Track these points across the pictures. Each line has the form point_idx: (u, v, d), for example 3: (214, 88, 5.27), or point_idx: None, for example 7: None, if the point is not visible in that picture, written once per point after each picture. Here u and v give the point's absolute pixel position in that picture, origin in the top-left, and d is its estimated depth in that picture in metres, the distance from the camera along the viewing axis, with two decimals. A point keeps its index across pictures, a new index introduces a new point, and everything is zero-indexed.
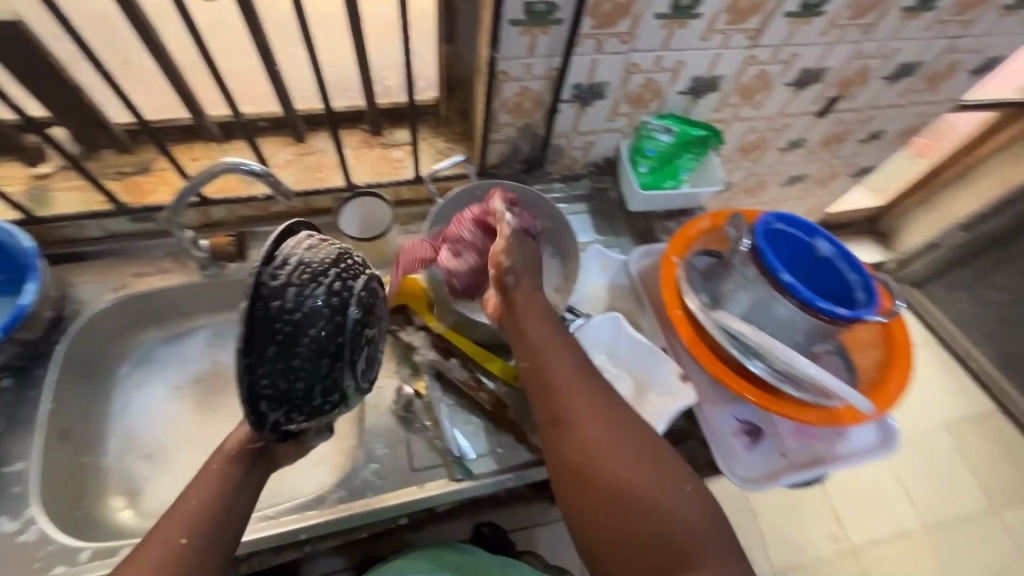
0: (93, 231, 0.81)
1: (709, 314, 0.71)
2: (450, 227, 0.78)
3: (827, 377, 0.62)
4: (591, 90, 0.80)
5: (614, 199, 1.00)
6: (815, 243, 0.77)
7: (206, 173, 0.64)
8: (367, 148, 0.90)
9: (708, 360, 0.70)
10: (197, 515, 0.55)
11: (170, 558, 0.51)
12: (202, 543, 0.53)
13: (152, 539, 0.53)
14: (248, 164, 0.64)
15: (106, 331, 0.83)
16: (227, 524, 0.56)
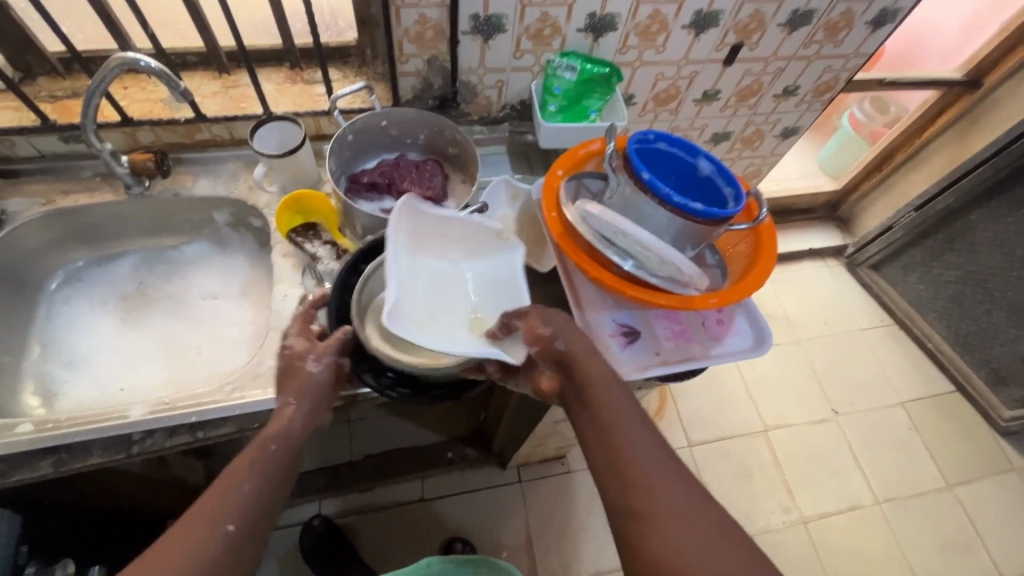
0: (25, 150, 0.87)
1: (578, 212, 0.74)
2: (403, 177, 0.91)
3: (668, 256, 0.66)
4: (488, 23, 0.86)
5: (531, 141, 1.06)
6: (697, 162, 0.79)
7: (111, 69, 0.71)
8: (290, 84, 0.96)
9: (576, 256, 0.73)
10: (244, 504, 0.54)
11: (226, 542, 0.51)
12: (253, 534, 0.54)
13: (204, 521, 0.51)
14: (145, 60, 0.69)
15: (34, 244, 0.89)
16: (265, 518, 0.56)
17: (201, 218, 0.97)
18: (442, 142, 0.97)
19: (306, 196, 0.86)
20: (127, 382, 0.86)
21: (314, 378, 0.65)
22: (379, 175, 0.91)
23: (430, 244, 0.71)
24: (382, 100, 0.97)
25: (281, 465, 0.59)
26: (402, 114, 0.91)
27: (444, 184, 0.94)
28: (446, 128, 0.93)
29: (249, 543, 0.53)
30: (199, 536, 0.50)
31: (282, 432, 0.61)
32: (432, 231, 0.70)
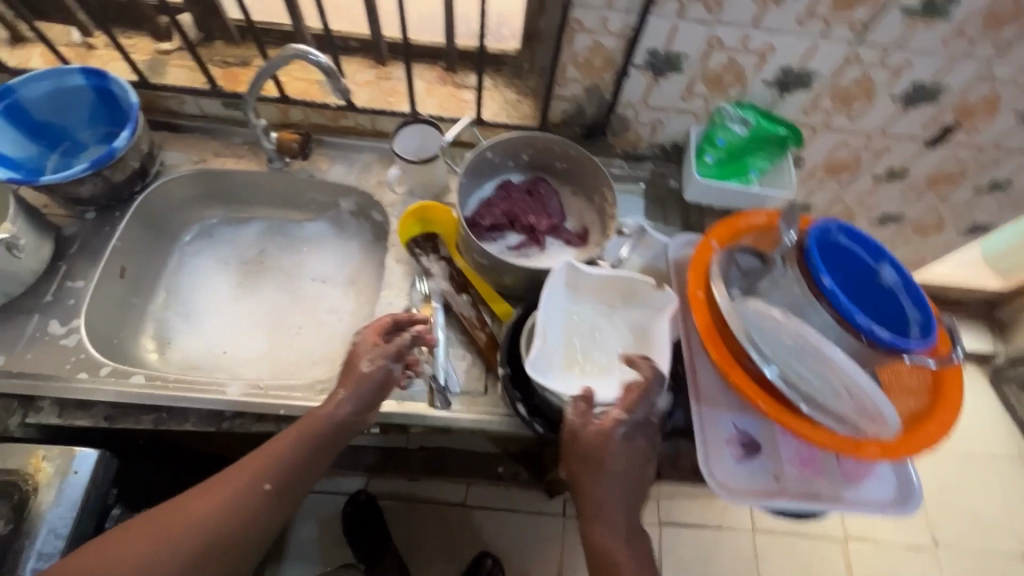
0: (190, 108, 0.91)
1: (732, 304, 0.64)
2: (520, 210, 0.87)
3: (854, 379, 0.54)
4: (666, 60, 0.77)
5: (673, 188, 0.95)
6: (880, 268, 0.66)
7: (282, 57, 0.71)
8: (440, 85, 0.93)
9: (716, 351, 0.63)
10: (283, 468, 0.65)
11: (256, 500, 0.62)
12: (279, 500, 0.64)
13: (247, 478, 0.63)
14: (316, 55, 0.69)
15: (181, 197, 0.94)
16: (301, 481, 0.66)
17: (327, 201, 0.98)
18: (546, 159, 0.90)
19: (432, 208, 0.83)
20: (231, 346, 0.90)
21: (364, 376, 0.69)
22: (497, 215, 0.86)
23: (587, 295, 0.72)
24: (528, 117, 0.92)
25: (319, 445, 0.67)
26: (506, 141, 0.85)
27: (561, 203, 0.90)
28: (552, 145, 0.87)
29: (274, 506, 0.64)
30: (240, 489, 0.62)
31: (325, 418, 0.68)
32: (587, 287, 0.71)
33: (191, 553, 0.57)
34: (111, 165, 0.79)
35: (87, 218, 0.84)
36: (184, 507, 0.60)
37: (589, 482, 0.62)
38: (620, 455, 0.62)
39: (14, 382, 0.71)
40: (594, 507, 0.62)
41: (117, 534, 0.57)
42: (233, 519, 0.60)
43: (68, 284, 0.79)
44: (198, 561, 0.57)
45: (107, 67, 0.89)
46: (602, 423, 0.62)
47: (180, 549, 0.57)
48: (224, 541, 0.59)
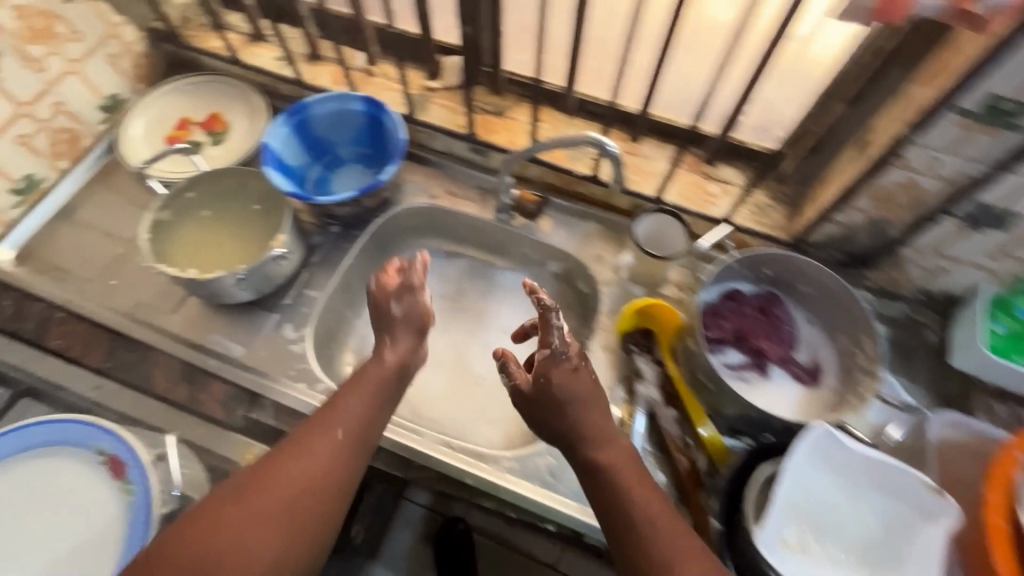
0: (439, 145, 0.96)
1: None
2: (749, 329, 0.79)
3: None
4: (994, 218, 0.64)
5: (930, 343, 0.81)
6: None
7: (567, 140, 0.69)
8: (687, 171, 0.87)
9: None
10: (356, 415, 0.61)
11: (331, 449, 0.57)
12: (355, 446, 0.59)
13: (317, 430, 0.58)
14: (612, 147, 0.67)
15: (407, 225, 0.98)
16: (374, 429, 0.62)
17: (535, 258, 0.96)
18: (791, 277, 0.80)
19: (655, 304, 0.77)
20: (416, 380, 0.92)
21: (399, 317, 0.69)
22: (724, 328, 0.78)
23: (837, 469, 0.61)
24: (777, 226, 0.83)
25: (379, 391, 0.64)
26: (755, 254, 0.78)
27: (792, 331, 0.80)
28: (807, 269, 0.77)
29: (353, 454, 0.59)
30: (314, 443, 0.57)
31: (377, 362, 0.66)
32: (840, 462, 0.61)
33: (279, 513, 0.52)
34: (372, 192, 0.84)
35: (330, 231, 0.90)
36: (259, 475, 0.55)
37: (561, 419, 0.61)
38: (573, 378, 0.62)
39: (248, 374, 0.77)
40: (613, 478, 0.57)
41: (190, 522, 0.51)
42: (313, 477, 0.55)
43: (306, 291, 0.85)
44: (290, 524, 0.53)
45: (381, 95, 0.95)
46: (571, 358, 0.63)
47: (269, 515, 0.52)
48: (313, 499, 0.54)
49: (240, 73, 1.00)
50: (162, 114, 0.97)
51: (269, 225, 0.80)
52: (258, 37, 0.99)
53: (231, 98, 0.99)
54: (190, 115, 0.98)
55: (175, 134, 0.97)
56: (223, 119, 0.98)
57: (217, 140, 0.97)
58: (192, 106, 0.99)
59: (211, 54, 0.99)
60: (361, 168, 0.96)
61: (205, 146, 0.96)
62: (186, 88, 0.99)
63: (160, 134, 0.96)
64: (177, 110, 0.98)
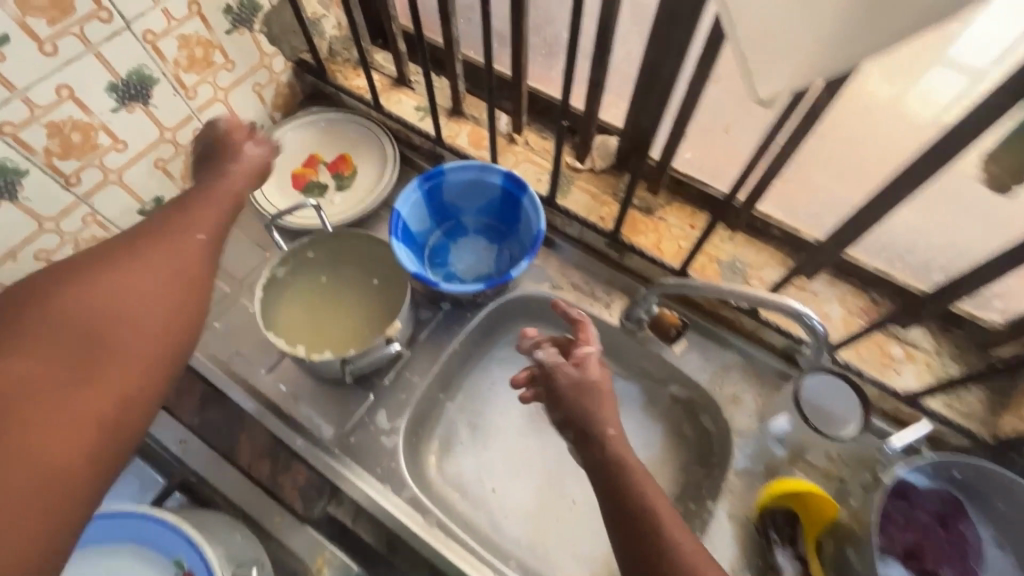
0: (573, 231, 0.86)
1: None
2: (925, 544, 0.64)
3: None
4: None
5: None
6: None
7: (761, 298, 0.56)
8: (866, 323, 0.73)
9: None
10: (215, 216, 0.53)
11: (192, 249, 0.49)
12: (212, 248, 0.51)
13: (177, 232, 0.49)
14: (816, 321, 0.54)
15: (519, 309, 0.89)
16: (223, 236, 0.52)
17: (656, 375, 0.85)
18: (993, 492, 0.64)
19: (810, 488, 0.65)
20: (500, 486, 0.82)
21: (249, 156, 0.61)
22: (895, 542, 0.64)
23: None
24: (972, 415, 0.69)
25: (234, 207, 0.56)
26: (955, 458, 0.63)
27: (977, 554, 0.65)
28: (1018, 492, 0.61)
29: (205, 254, 0.50)
30: (171, 245, 0.48)
31: (229, 181, 0.58)
32: None
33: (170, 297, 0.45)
34: (497, 285, 0.76)
35: (441, 307, 0.83)
36: (131, 250, 0.46)
37: (572, 404, 0.60)
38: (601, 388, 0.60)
39: (333, 461, 0.71)
40: (621, 463, 0.54)
41: (60, 293, 0.41)
42: (191, 280, 0.48)
43: (406, 374, 0.78)
44: (173, 285, 0.46)
45: (520, 166, 0.87)
46: (579, 354, 0.63)
47: (173, 302, 0.45)
48: (189, 304, 0.46)
49: (377, 117, 0.95)
50: (292, 148, 0.94)
51: (385, 305, 0.73)
52: (402, 82, 0.94)
53: (362, 144, 0.94)
54: (319, 154, 0.94)
55: (302, 172, 0.93)
56: (351, 165, 0.94)
57: (341, 187, 0.93)
58: (323, 144, 0.95)
59: (352, 92, 0.95)
60: (481, 241, 0.88)
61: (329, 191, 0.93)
62: (322, 125, 0.95)
63: (287, 169, 0.93)
64: (308, 146, 0.95)
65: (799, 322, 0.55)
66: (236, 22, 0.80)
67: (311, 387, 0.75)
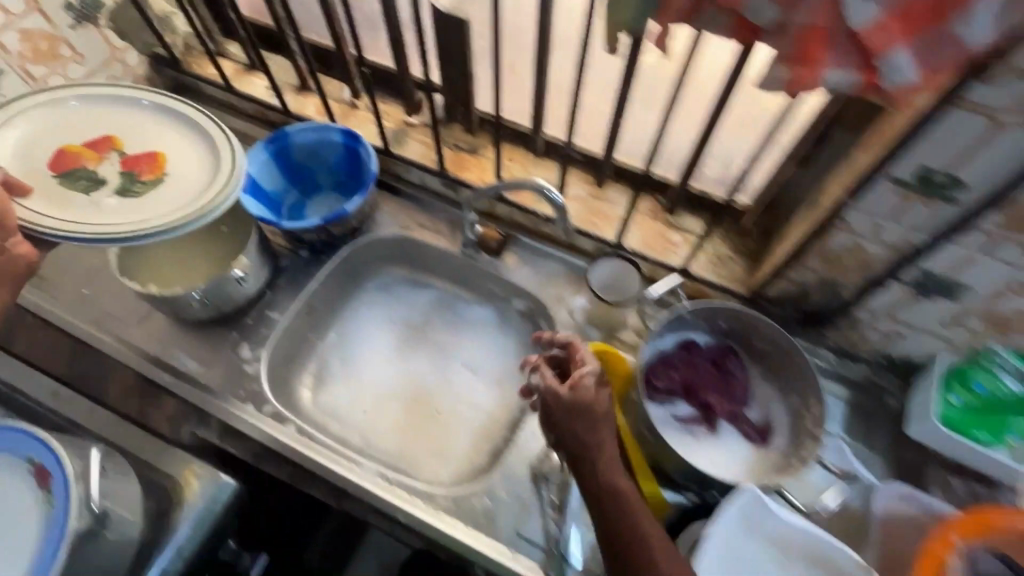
0: (414, 178, 0.98)
1: None
2: (701, 381, 0.78)
3: None
4: (940, 286, 0.64)
5: (889, 408, 0.80)
6: None
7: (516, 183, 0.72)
8: (652, 219, 0.88)
9: None
10: None
11: None
12: None
13: None
14: (551, 192, 0.71)
15: (376, 253, 0.99)
16: None
17: (501, 294, 0.97)
18: (749, 333, 0.79)
19: (605, 350, 0.78)
20: (370, 408, 0.92)
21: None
22: (675, 380, 0.77)
23: (767, 537, 0.61)
24: (735, 278, 0.84)
25: None
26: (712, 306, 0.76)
27: (748, 383, 0.79)
28: (761, 326, 0.76)
29: None
30: None
31: None
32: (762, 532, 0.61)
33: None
34: (337, 222, 0.86)
35: (299, 254, 0.92)
36: None
37: (578, 443, 0.61)
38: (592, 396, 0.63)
39: (196, 391, 0.78)
40: (613, 493, 0.59)
41: None
42: None
43: (268, 313, 0.87)
44: None
45: (361, 128, 0.99)
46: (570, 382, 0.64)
47: None
48: None
49: (232, 100, 1.05)
50: (90, 121, 0.74)
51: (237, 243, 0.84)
52: (252, 66, 1.04)
53: (189, 149, 0.75)
54: (121, 138, 0.74)
55: (74, 150, 0.72)
56: (159, 167, 0.73)
57: (124, 190, 0.71)
58: (138, 130, 0.75)
59: (204, 79, 1.04)
60: (334, 195, 0.98)
61: (101, 186, 0.70)
62: (149, 109, 0.76)
63: (59, 139, 0.72)
64: (110, 124, 0.74)
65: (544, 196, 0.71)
66: (80, 18, 0.89)
67: (176, 332, 0.83)
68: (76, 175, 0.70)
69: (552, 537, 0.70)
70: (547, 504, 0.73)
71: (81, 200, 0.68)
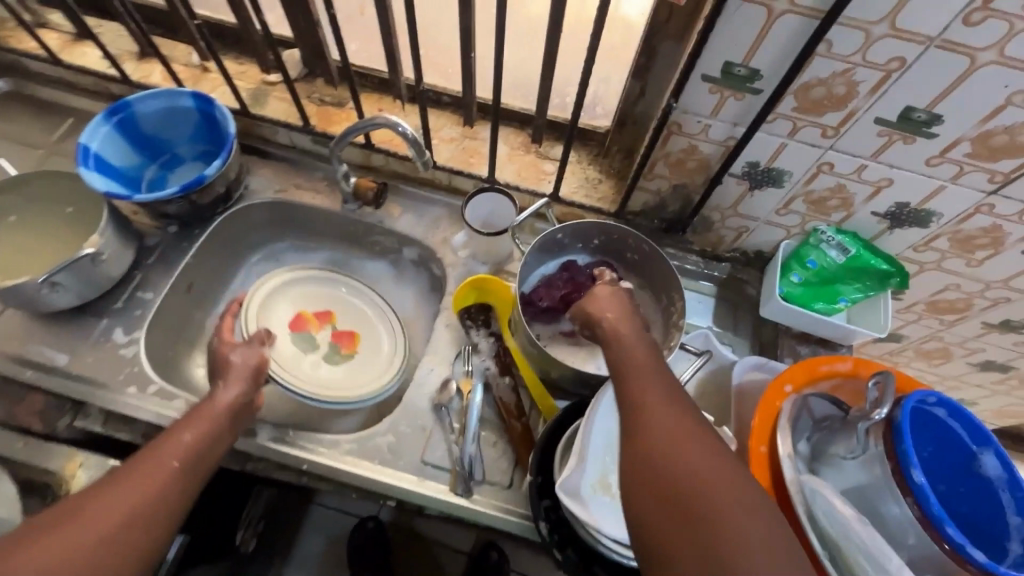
0: (283, 138, 0.95)
1: (797, 471, 0.55)
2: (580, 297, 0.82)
3: None
4: (766, 175, 0.72)
5: (749, 296, 0.89)
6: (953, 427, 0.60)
7: (370, 122, 0.72)
8: (523, 151, 0.91)
9: None
10: (189, 445, 0.58)
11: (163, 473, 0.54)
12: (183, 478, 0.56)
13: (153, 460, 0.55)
14: (404, 126, 0.71)
15: (255, 221, 0.96)
16: (203, 465, 0.58)
17: (391, 246, 0.97)
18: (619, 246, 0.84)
19: (490, 280, 0.81)
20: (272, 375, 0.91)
21: (237, 365, 0.69)
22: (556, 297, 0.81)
23: None
24: (605, 199, 0.89)
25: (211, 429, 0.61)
26: (580, 224, 0.80)
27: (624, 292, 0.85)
28: (627, 237, 0.81)
29: (180, 484, 0.55)
30: (136, 490, 0.52)
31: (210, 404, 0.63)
32: None
33: (146, 517, 0.51)
34: (198, 189, 0.82)
35: (168, 231, 0.88)
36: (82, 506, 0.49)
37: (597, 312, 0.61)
38: (614, 300, 0.63)
39: (69, 383, 0.74)
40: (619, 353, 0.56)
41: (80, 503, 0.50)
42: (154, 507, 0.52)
43: (139, 293, 0.82)
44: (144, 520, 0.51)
45: (216, 91, 0.94)
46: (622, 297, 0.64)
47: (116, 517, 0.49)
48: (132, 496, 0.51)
49: (65, 75, 0.95)
50: (311, 292, 0.92)
51: (88, 229, 0.78)
52: (82, 36, 0.95)
53: (379, 338, 0.91)
54: (337, 316, 0.92)
55: (307, 317, 0.90)
56: (354, 345, 0.90)
57: (327, 357, 0.88)
58: (348, 311, 0.92)
59: (26, 54, 0.94)
60: (198, 165, 0.94)
61: (311, 351, 0.87)
62: (347, 292, 0.93)
63: (297, 304, 0.90)
64: (334, 302, 0.92)
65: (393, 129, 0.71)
66: None
67: (36, 327, 0.77)
68: (305, 337, 0.88)
69: (456, 459, 0.74)
70: (449, 431, 0.76)
71: (303, 363, 0.86)
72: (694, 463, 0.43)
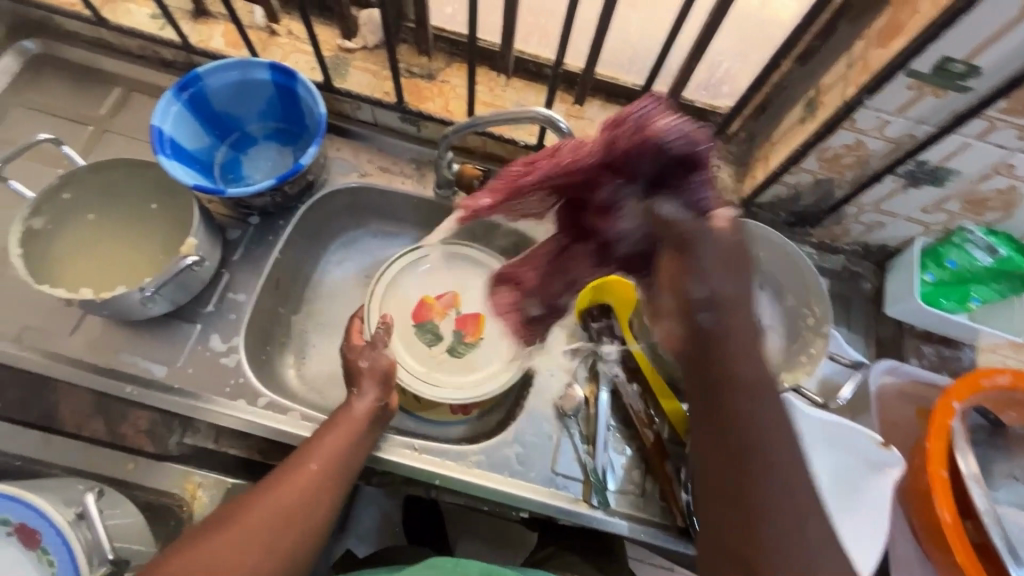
0: (365, 114, 0.85)
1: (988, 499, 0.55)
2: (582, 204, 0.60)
3: None
4: (931, 174, 0.66)
5: (866, 292, 0.85)
6: None
7: (514, 116, 0.64)
8: None
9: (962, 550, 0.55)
10: (330, 450, 0.62)
11: (303, 478, 0.58)
12: (322, 484, 0.59)
13: (296, 462, 0.60)
14: (564, 123, 0.63)
15: (336, 207, 0.87)
16: (341, 477, 0.61)
17: (483, 234, 0.90)
18: None
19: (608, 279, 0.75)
20: None
21: (366, 370, 0.70)
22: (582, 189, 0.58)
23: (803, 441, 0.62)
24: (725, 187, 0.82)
25: (348, 438, 0.64)
26: None
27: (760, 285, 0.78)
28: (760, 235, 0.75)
29: (320, 490, 0.58)
30: (283, 496, 0.56)
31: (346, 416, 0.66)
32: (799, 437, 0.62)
33: (291, 518, 0.55)
34: (292, 179, 0.73)
35: (250, 223, 0.80)
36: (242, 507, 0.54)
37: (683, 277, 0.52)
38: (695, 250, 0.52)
39: (173, 396, 0.69)
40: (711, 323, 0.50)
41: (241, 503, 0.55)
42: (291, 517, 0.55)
43: (230, 295, 0.76)
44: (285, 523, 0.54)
45: (289, 59, 0.82)
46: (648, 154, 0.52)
47: (261, 521, 0.53)
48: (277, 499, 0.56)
49: (108, 36, 0.83)
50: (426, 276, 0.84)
51: (176, 227, 0.71)
52: None
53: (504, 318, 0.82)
54: (461, 297, 0.84)
55: (429, 303, 0.83)
56: (480, 330, 0.82)
57: (452, 348, 0.81)
58: (473, 290, 0.84)
59: (63, 10, 0.80)
60: (271, 145, 0.84)
61: (438, 343, 0.81)
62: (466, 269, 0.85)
63: (420, 290, 0.84)
64: (453, 281, 0.84)
65: (551, 126, 0.64)
66: None
67: (125, 333, 0.71)
68: (425, 327, 0.82)
69: (588, 468, 0.71)
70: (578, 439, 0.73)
71: (430, 358, 0.81)
72: (749, 436, 0.45)
